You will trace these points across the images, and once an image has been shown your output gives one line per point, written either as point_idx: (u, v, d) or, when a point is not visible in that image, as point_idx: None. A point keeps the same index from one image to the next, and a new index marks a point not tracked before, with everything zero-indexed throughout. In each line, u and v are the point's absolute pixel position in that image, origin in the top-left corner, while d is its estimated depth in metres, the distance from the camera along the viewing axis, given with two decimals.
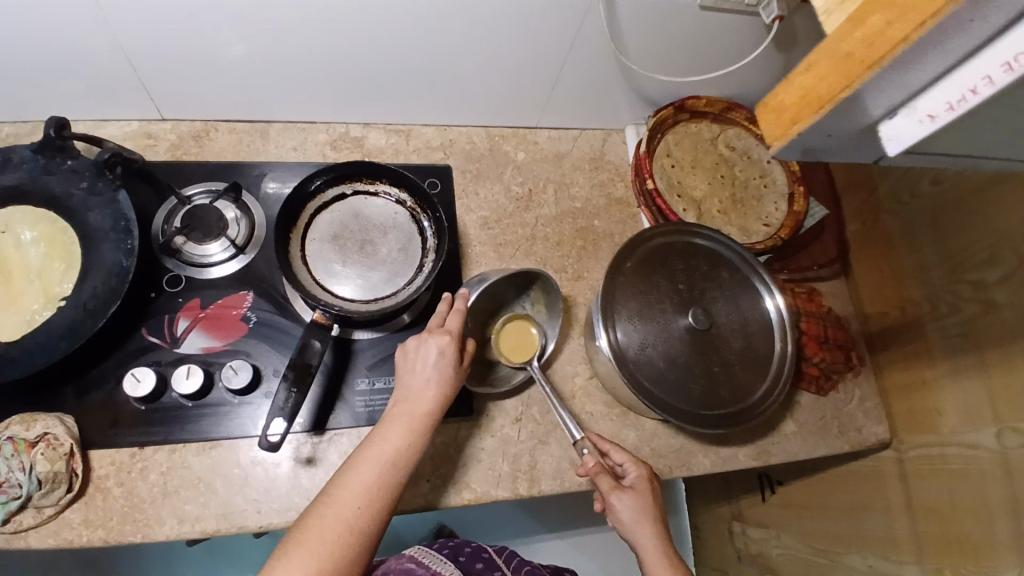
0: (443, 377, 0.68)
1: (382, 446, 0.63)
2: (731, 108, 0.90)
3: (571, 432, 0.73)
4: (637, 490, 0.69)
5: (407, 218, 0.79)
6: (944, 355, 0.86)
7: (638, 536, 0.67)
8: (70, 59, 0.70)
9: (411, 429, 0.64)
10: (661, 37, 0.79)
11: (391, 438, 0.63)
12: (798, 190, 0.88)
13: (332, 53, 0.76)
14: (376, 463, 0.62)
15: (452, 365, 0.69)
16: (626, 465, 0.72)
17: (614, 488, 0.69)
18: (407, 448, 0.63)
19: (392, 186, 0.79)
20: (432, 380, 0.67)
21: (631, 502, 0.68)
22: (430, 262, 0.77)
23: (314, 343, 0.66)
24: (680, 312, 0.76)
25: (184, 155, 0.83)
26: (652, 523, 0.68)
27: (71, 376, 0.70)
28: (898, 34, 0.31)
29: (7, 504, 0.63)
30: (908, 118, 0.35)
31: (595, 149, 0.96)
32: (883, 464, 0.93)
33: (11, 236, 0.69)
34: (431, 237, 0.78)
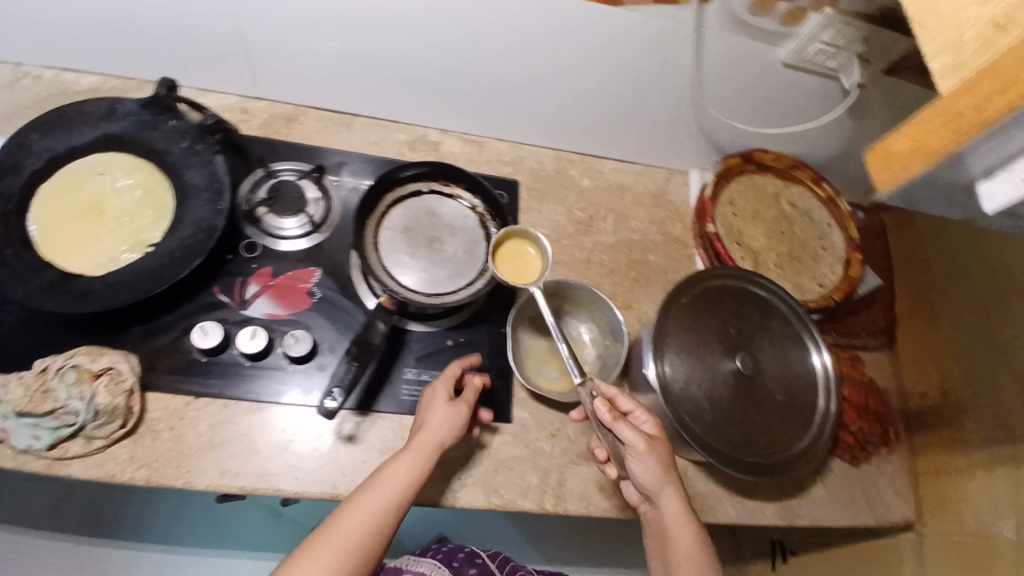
0: (446, 418, 0.69)
1: (392, 476, 0.63)
2: (797, 167, 0.93)
3: (573, 374, 0.69)
4: (656, 442, 0.68)
5: (475, 223, 0.83)
6: (979, 443, 0.85)
7: (661, 491, 0.67)
8: (198, 20, 0.76)
9: (422, 458, 0.65)
10: (742, 88, 0.83)
11: (401, 468, 0.64)
12: (856, 257, 0.90)
13: (430, 54, 0.80)
14: (390, 494, 0.62)
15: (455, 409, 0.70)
16: (638, 415, 0.70)
17: (639, 443, 0.66)
18: (417, 478, 0.64)
19: (465, 190, 0.84)
20: (442, 420, 0.69)
21: (652, 457, 0.67)
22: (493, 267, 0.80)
23: (378, 325, 0.70)
24: (727, 356, 0.76)
25: (274, 134, 0.87)
26: (671, 481, 0.68)
27: (141, 318, 0.74)
28: (999, 105, 0.32)
29: (60, 429, 0.66)
30: (1005, 181, 0.37)
31: (659, 187, 0.99)
32: (903, 545, 0.91)
33: (109, 179, 0.74)
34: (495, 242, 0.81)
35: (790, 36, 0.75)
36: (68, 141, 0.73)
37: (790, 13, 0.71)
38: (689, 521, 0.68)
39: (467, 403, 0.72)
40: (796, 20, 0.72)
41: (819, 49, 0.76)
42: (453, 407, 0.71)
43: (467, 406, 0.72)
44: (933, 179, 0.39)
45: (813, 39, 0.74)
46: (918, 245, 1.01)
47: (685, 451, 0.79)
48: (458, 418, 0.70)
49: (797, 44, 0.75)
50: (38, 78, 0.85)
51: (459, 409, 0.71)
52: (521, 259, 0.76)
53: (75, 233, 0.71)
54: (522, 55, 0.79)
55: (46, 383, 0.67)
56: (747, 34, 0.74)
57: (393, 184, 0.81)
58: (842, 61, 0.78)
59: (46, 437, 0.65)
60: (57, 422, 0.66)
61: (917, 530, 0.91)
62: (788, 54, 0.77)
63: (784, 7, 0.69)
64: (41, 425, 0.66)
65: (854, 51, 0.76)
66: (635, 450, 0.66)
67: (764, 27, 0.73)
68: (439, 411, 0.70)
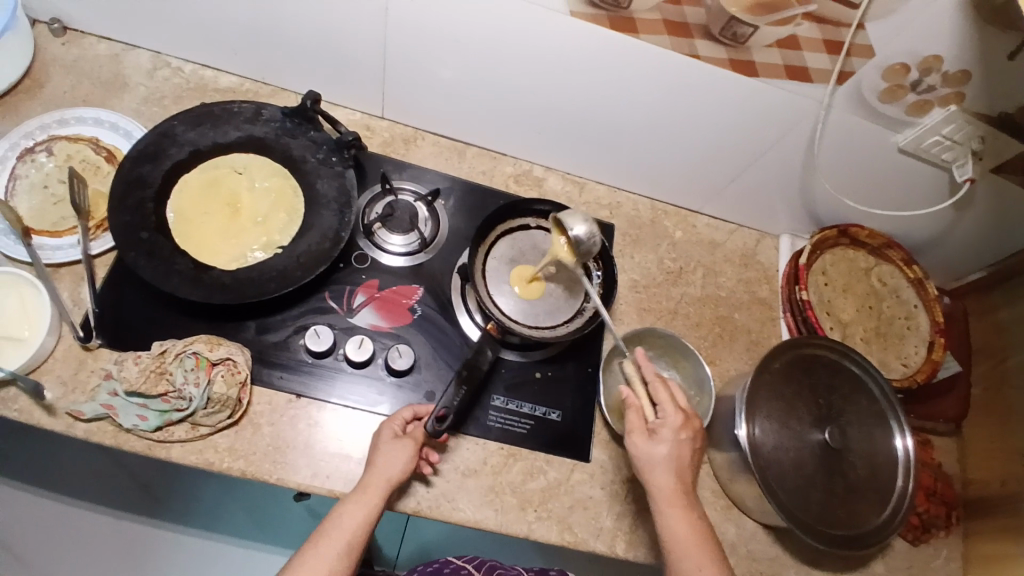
0: (395, 461, 0.68)
1: (341, 525, 0.64)
2: (890, 245, 0.95)
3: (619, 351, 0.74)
4: (664, 434, 0.68)
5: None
6: None
7: (655, 480, 0.67)
8: (349, 37, 0.81)
9: (369, 504, 0.65)
10: (850, 166, 0.86)
11: (348, 517, 0.64)
12: (938, 341, 0.91)
13: (558, 93, 0.84)
14: (336, 546, 0.62)
15: (405, 450, 0.69)
16: (665, 406, 0.70)
17: (637, 430, 0.69)
18: (366, 526, 0.64)
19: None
20: (388, 463, 0.68)
21: (651, 444, 0.68)
22: (591, 308, 0.83)
23: (487, 352, 0.75)
24: (815, 427, 0.77)
25: (393, 153, 0.92)
26: (679, 489, 0.67)
27: (255, 314, 0.77)
28: None
29: (168, 413, 0.69)
30: None
31: (748, 247, 1.01)
32: None
33: (246, 179, 0.79)
34: (597, 285, 0.84)
35: (910, 125, 0.78)
36: (213, 138, 0.78)
37: (919, 104, 0.74)
38: (698, 533, 0.65)
39: (413, 441, 0.70)
40: (922, 111, 0.76)
41: (937, 141, 0.79)
42: (400, 449, 0.69)
43: (412, 443, 0.69)
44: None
45: (932, 131, 0.77)
46: (999, 333, 1.00)
47: (758, 510, 0.80)
48: (403, 458, 0.68)
49: (916, 134, 0.79)
50: (177, 69, 0.90)
51: (403, 448, 0.69)
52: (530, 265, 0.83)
53: (212, 226, 0.76)
54: (653, 106, 0.83)
55: (162, 366, 0.70)
56: (871, 118, 0.78)
57: (506, 218, 0.85)
58: (956, 154, 0.80)
59: (153, 419, 0.69)
60: (167, 406, 0.69)
61: None
62: (906, 141, 0.80)
63: (914, 97, 0.73)
64: (147, 407, 0.69)
65: (969, 148, 0.79)
66: (634, 433, 0.69)
67: (889, 114, 0.77)
68: (385, 454, 0.68)
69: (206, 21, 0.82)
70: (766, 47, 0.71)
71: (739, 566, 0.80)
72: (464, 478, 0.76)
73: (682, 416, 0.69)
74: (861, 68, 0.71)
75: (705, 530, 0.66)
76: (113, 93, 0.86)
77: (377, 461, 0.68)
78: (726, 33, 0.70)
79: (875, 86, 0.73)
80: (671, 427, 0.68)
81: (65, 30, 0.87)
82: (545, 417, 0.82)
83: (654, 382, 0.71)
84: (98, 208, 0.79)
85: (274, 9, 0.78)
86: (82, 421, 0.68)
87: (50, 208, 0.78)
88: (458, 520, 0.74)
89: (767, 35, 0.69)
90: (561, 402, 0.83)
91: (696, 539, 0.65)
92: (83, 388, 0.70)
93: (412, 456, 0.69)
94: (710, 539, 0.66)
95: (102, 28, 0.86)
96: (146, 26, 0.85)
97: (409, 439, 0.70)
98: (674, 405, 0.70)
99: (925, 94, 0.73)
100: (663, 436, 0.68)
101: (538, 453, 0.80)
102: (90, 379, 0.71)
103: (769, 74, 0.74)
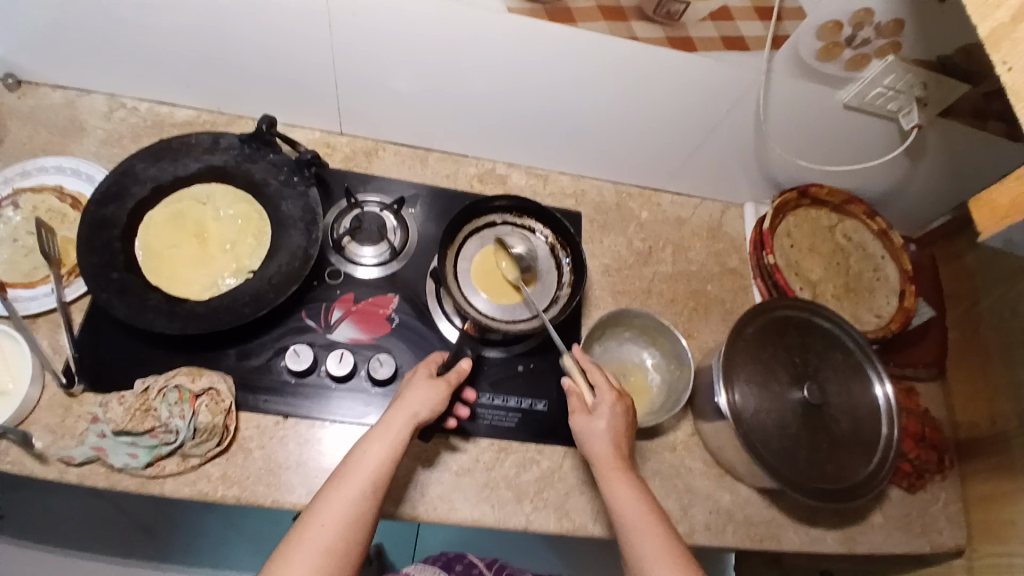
0: (421, 395, 0.70)
1: (364, 460, 0.64)
2: (852, 202, 0.98)
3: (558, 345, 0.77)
4: (602, 411, 0.72)
5: (548, 254, 0.87)
6: None
7: (598, 451, 0.70)
8: (295, 58, 0.82)
9: (394, 437, 0.66)
10: (802, 128, 0.88)
11: (372, 453, 0.65)
12: (910, 290, 0.95)
13: (508, 91, 0.85)
14: (359, 483, 0.62)
15: (429, 386, 0.71)
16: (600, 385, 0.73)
17: (580, 410, 0.73)
18: (391, 458, 0.65)
19: (537, 223, 0.89)
20: (417, 400, 0.70)
21: (594, 423, 0.71)
22: (565, 293, 0.85)
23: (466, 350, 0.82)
24: (794, 386, 0.79)
25: (355, 167, 0.93)
26: (618, 458, 0.70)
27: (234, 340, 0.79)
28: None
29: (157, 448, 0.70)
30: None
31: (714, 220, 1.04)
32: (953, 570, 0.91)
33: (211, 209, 0.80)
34: (567, 270, 0.86)
35: (852, 81, 0.80)
36: (174, 172, 0.79)
37: (857, 59, 0.76)
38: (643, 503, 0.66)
39: (446, 383, 0.72)
40: (862, 65, 0.77)
41: (880, 92, 0.80)
42: (433, 391, 0.71)
43: (445, 385, 0.72)
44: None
45: (874, 83, 0.79)
46: (968, 278, 1.02)
47: (750, 476, 0.82)
48: (434, 397, 0.70)
49: (859, 88, 0.80)
50: (134, 109, 0.91)
51: (436, 389, 0.71)
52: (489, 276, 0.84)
53: (182, 258, 0.77)
54: (603, 90, 0.84)
55: (147, 403, 0.71)
56: (813, 79, 0.79)
57: (473, 218, 0.87)
58: (901, 103, 0.82)
59: (143, 455, 0.69)
60: (155, 441, 0.70)
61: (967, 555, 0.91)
62: (850, 97, 0.82)
63: (850, 53, 0.75)
64: (136, 444, 0.70)
65: (913, 95, 0.81)
66: (579, 414, 0.73)
67: (830, 73, 0.78)
68: (416, 392, 0.71)
69: (155, 58, 0.83)
70: (701, 21, 0.72)
71: (736, 531, 0.81)
72: (458, 476, 0.77)
73: (614, 394, 0.72)
74: (795, 32, 0.73)
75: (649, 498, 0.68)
76: (72, 138, 0.87)
77: (407, 395, 0.70)
78: (661, 12, 0.72)
79: (812, 47, 0.75)
80: (604, 406, 0.72)
81: (19, 83, 0.88)
82: (532, 409, 0.83)
83: (590, 365, 0.74)
84: (69, 255, 0.79)
85: (219, 41, 0.79)
86: (73, 466, 0.69)
87: (21, 260, 0.78)
88: (455, 519, 0.74)
89: (701, 10, 0.71)
90: (546, 392, 0.85)
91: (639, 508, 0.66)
92: (72, 433, 0.71)
93: (441, 397, 0.71)
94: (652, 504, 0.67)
95: (54, 77, 0.87)
96: (96, 70, 0.86)
97: (436, 379, 0.72)
98: (607, 385, 0.73)
99: (861, 49, 0.74)
100: (598, 416, 0.71)
101: (529, 445, 0.81)
102: (77, 424, 0.72)
103: (708, 48, 0.75)
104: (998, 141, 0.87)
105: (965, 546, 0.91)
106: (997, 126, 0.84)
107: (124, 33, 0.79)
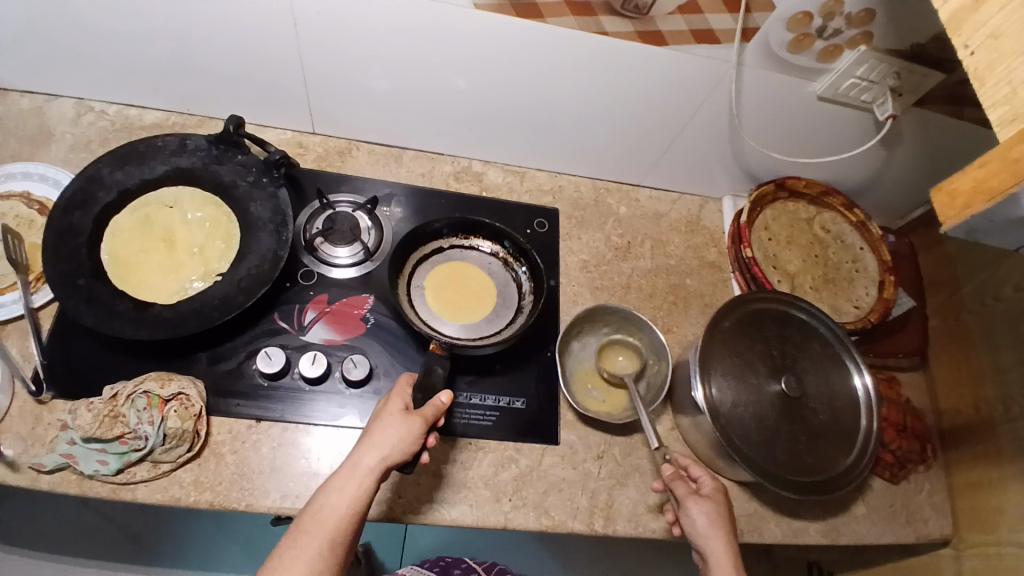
0: (392, 435, 0.63)
1: (328, 508, 0.59)
2: (829, 194, 0.99)
3: (651, 439, 0.72)
4: (710, 500, 0.72)
5: (501, 268, 0.87)
6: (1012, 456, 0.86)
7: (709, 544, 0.69)
8: (262, 59, 0.81)
9: (362, 485, 0.60)
10: (776, 120, 0.87)
11: (336, 499, 0.59)
12: (889, 279, 0.95)
13: (479, 89, 0.85)
14: (319, 537, 0.57)
15: (402, 425, 0.64)
16: (703, 479, 0.75)
17: (688, 496, 0.72)
18: (358, 508, 0.60)
19: (483, 239, 0.89)
20: (388, 440, 0.63)
21: (702, 509, 0.71)
22: (529, 301, 0.85)
23: (438, 369, 0.72)
24: (772, 377, 0.79)
25: (329, 167, 0.93)
26: (726, 549, 0.69)
27: (205, 345, 0.78)
28: None
29: (127, 454, 0.69)
30: None
31: (693, 214, 1.04)
32: (939, 558, 0.91)
33: (179, 213, 0.80)
34: (524, 281, 0.87)
35: (825, 72, 0.79)
36: (140, 176, 0.79)
37: (829, 50, 0.75)
38: (723, 530, 0.70)
39: (421, 419, 0.66)
40: (833, 57, 0.76)
41: (854, 83, 0.80)
42: (403, 426, 0.64)
43: (420, 421, 0.65)
44: (1001, 214, 0.39)
45: (848, 74, 0.78)
46: (949, 265, 1.02)
47: (729, 469, 0.81)
48: (407, 436, 0.64)
49: (833, 79, 0.79)
50: (102, 113, 0.90)
51: (411, 424, 0.65)
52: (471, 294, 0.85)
53: (149, 264, 0.76)
54: (577, 85, 0.83)
55: (115, 409, 0.70)
56: (785, 71, 0.78)
57: (416, 245, 0.86)
58: (875, 94, 0.82)
59: (113, 462, 0.68)
60: (125, 447, 0.69)
61: (953, 544, 0.90)
62: (823, 88, 0.81)
63: (822, 44, 0.74)
64: (106, 451, 0.69)
65: (887, 86, 0.80)
66: (685, 502, 0.72)
67: (803, 65, 0.77)
68: (387, 429, 0.64)
69: (119, 62, 0.82)
70: (670, 15, 0.72)
71: None
72: (435, 477, 0.76)
73: (720, 490, 0.73)
74: (765, 23, 0.72)
75: (726, 521, 0.71)
76: (39, 144, 0.86)
77: (376, 435, 0.63)
78: (629, 5, 0.71)
79: (783, 39, 0.74)
80: (711, 497, 0.72)
81: None
82: (510, 406, 0.82)
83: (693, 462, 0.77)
84: (36, 261, 0.78)
85: (185, 44, 0.78)
86: (44, 474, 0.67)
87: None
88: (433, 519, 0.73)
89: (669, 4, 0.70)
90: (523, 389, 0.84)
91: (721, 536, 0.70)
92: (42, 441, 0.70)
93: (416, 435, 0.65)
94: (727, 523, 0.70)
95: (19, 82, 0.86)
96: (61, 75, 0.84)
97: (409, 415, 0.65)
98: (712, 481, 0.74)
99: (833, 39, 0.73)
100: (700, 503, 0.71)
101: (507, 442, 0.81)
102: (47, 432, 0.70)
103: (679, 42, 0.75)
104: (972, 129, 0.87)
105: (952, 535, 0.90)
106: (971, 113, 0.83)
107: (86, 38, 0.78)
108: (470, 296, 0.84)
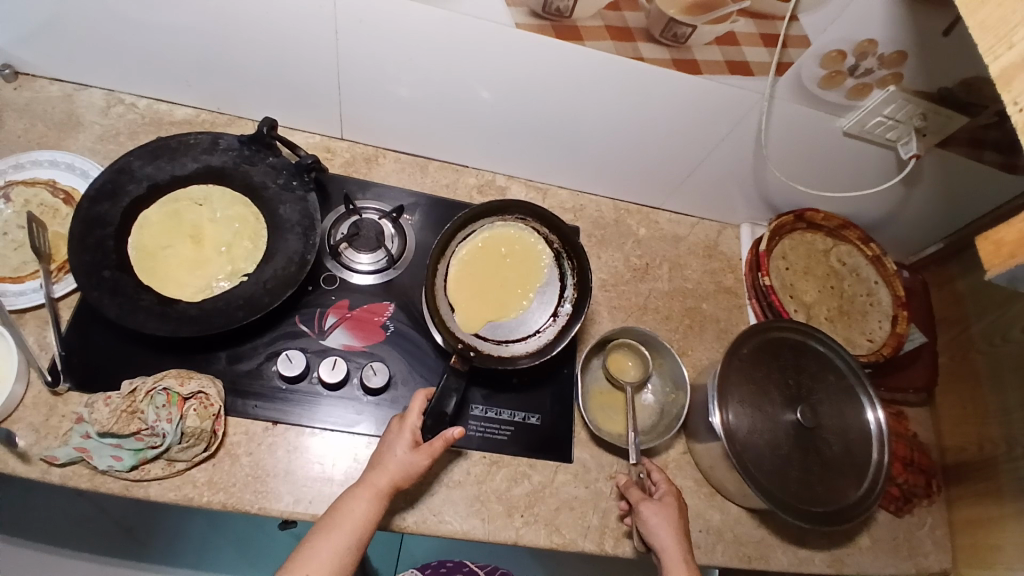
0: (399, 461, 0.67)
1: (341, 523, 0.63)
2: (847, 226, 1.00)
3: (632, 455, 0.77)
4: (664, 503, 0.74)
5: (550, 260, 0.85)
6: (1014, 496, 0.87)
7: (668, 547, 0.69)
8: (298, 63, 0.82)
9: (370, 504, 0.65)
10: (800, 151, 0.89)
11: (347, 515, 0.64)
12: (902, 314, 0.97)
13: (511, 106, 0.86)
14: (336, 546, 0.62)
15: (410, 452, 0.68)
16: (659, 485, 0.76)
17: (643, 499, 0.74)
18: (366, 524, 0.64)
19: (539, 225, 0.87)
20: (398, 467, 0.67)
21: (657, 512, 0.72)
22: (565, 313, 0.83)
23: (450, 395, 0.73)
24: (788, 407, 0.79)
25: (355, 173, 0.93)
26: (682, 548, 0.70)
27: (226, 344, 0.77)
28: None
29: (143, 451, 0.68)
30: None
31: (711, 238, 1.06)
32: None
33: (207, 211, 0.80)
34: (569, 283, 0.84)
35: (854, 109, 0.80)
36: (171, 171, 0.79)
37: (858, 88, 0.77)
38: (678, 532, 0.71)
39: (430, 455, 0.68)
40: (862, 94, 0.78)
41: (880, 121, 0.81)
42: (409, 455, 0.68)
43: (428, 459, 0.68)
44: None
45: (876, 112, 0.80)
46: (960, 303, 1.03)
47: (739, 495, 0.82)
48: (414, 472, 0.67)
49: (860, 116, 0.81)
50: (132, 106, 0.90)
51: (417, 456, 0.68)
52: (498, 297, 0.82)
53: (175, 259, 0.76)
54: (607, 107, 0.84)
55: (133, 405, 0.69)
56: (814, 105, 0.80)
57: (467, 222, 0.84)
58: (900, 132, 0.83)
59: (128, 459, 0.67)
60: (141, 444, 0.68)
61: None
62: (850, 124, 0.82)
63: (853, 82, 0.76)
64: (120, 446, 0.68)
65: (912, 125, 0.82)
66: (642, 503, 0.73)
67: (832, 100, 0.79)
68: (395, 456, 0.68)
69: (157, 58, 0.82)
70: (707, 45, 0.73)
71: (726, 552, 0.81)
72: (448, 489, 0.76)
73: (673, 491, 0.76)
74: (799, 58, 0.73)
75: (681, 524, 0.72)
76: (67, 133, 0.85)
77: (386, 461, 0.68)
78: (667, 34, 0.72)
79: (815, 75, 0.75)
80: (664, 499, 0.74)
81: (16, 74, 0.87)
82: (525, 421, 0.83)
83: (653, 466, 0.78)
84: (61, 251, 0.77)
85: (224, 45, 0.79)
86: (56, 466, 0.67)
87: (10, 254, 0.76)
88: (445, 532, 0.73)
89: (707, 34, 0.71)
90: (539, 404, 0.84)
91: (674, 538, 0.70)
92: (56, 433, 0.69)
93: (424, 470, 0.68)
94: (683, 525, 0.72)
95: (53, 69, 0.86)
96: (96, 66, 0.85)
97: (421, 445, 0.69)
98: (667, 485, 0.76)
99: (863, 78, 0.75)
100: (652, 505, 0.73)
101: (520, 458, 0.81)
102: (62, 424, 0.69)
103: (713, 71, 0.76)
104: (994, 173, 0.88)
105: (950, 570, 0.91)
106: (991, 156, 0.85)
107: (127, 31, 0.78)
108: (501, 296, 0.82)
